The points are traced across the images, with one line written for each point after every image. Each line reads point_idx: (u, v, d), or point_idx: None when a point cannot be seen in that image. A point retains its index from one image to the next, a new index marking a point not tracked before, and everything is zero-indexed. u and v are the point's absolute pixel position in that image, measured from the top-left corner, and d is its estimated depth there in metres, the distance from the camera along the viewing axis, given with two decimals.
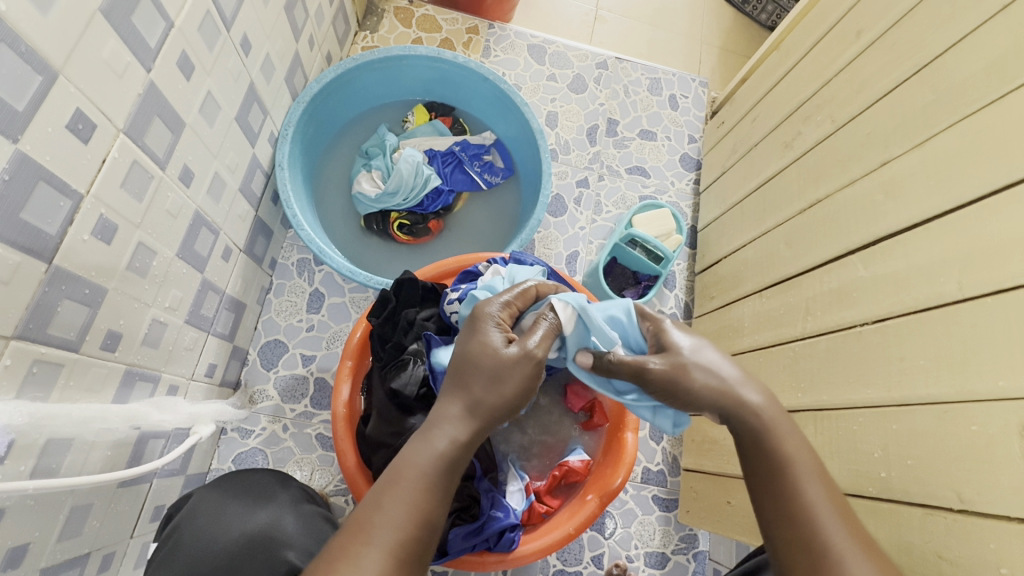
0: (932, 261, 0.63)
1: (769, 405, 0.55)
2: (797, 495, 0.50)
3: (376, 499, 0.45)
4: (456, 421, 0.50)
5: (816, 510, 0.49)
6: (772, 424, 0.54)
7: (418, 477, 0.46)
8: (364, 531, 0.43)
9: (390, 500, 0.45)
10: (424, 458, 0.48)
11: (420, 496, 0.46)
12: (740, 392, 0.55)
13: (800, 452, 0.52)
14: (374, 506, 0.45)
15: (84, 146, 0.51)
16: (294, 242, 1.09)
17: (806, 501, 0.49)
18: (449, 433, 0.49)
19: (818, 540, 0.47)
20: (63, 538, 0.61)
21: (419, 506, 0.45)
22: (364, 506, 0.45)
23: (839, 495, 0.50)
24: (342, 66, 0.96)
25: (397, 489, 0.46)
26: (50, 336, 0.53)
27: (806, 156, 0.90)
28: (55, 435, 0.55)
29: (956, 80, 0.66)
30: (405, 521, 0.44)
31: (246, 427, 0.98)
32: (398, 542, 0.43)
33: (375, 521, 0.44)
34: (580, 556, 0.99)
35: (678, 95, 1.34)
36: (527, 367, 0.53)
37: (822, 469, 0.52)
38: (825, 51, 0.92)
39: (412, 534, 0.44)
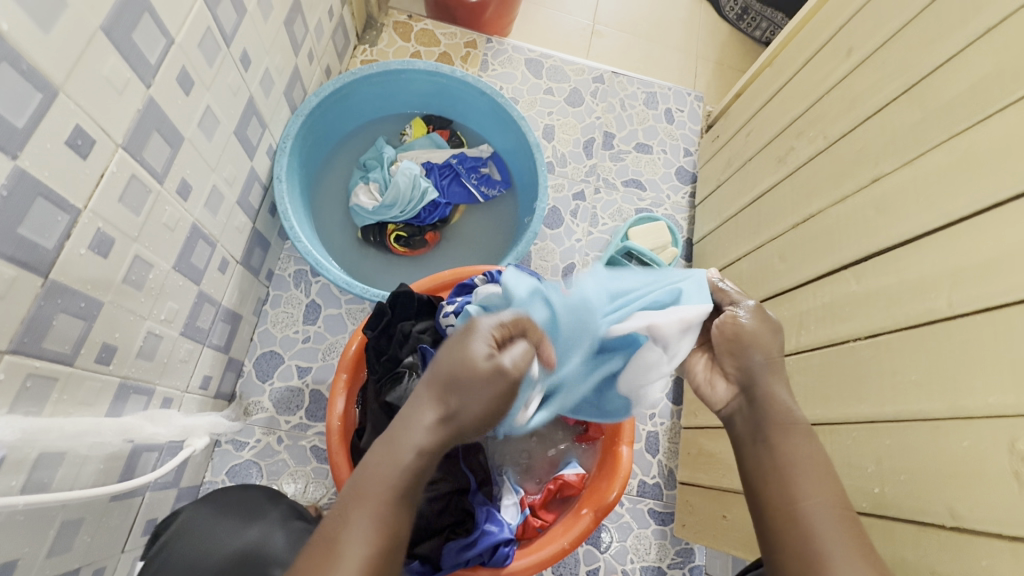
0: (923, 277, 0.64)
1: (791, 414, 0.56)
2: (797, 500, 0.51)
3: (343, 516, 0.47)
4: (427, 430, 0.50)
5: (814, 520, 0.49)
6: (778, 420, 0.56)
7: (381, 491, 0.47)
8: (334, 549, 0.45)
9: (356, 517, 0.46)
10: (387, 471, 0.48)
11: (386, 508, 0.47)
12: (750, 390, 0.58)
13: (807, 463, 0.52)
14: (341, 523, 0.46)
15: (83, 161, 0.51)
16: (291, 253, 1.09)
17: (808, 511, 0.50)
18: (415, 443, 0.49)
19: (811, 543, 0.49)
20: (52, 553, 0.61)
21: (385, 518, 0.47)
22: (333, 520, 0.47)
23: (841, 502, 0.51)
24: (341, 80, 0.97)
25: (363, 503, 0.47)
26: (45, 350, 0.53)
27: (799, 171, 0.91)
28: (47, 450, 0.54)
29: (945, 99, 0.67)
30: (373, 535, 0.46)
31: (240, 440, 0.97)
32: (368, 556, 0.45)
33: (343, 538, 0.45)
34: (576, 570, 0.98)
35: (674, 108, 1.35)
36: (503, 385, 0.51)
37: (825, 472, 0.52)
38: (817, 68, 0.93)
39: (381, 546, 0.46)
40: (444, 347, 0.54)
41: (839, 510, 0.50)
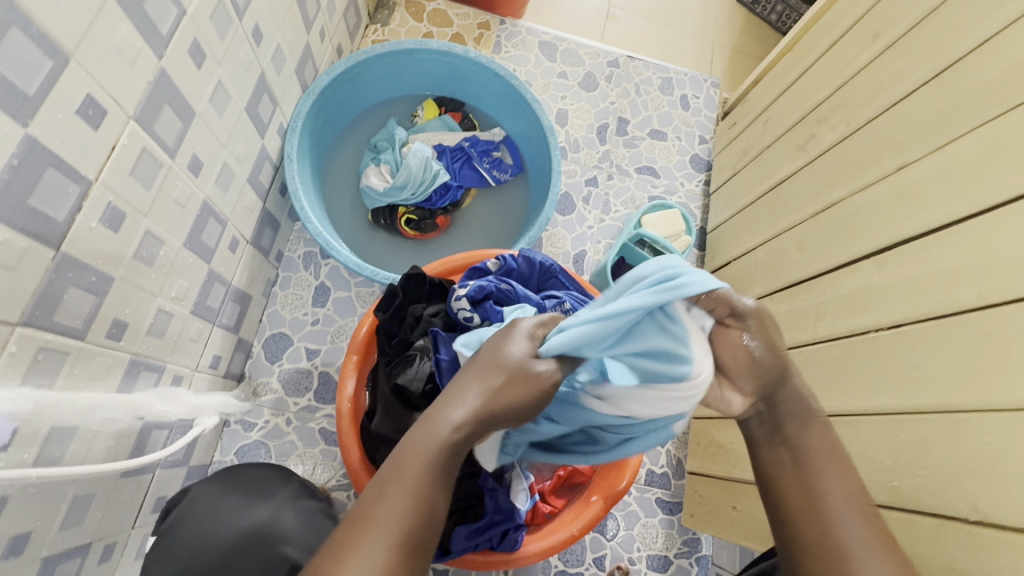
0: (949, 267, 0.62)
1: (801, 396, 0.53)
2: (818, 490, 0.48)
3: (378, 493, 0.44)
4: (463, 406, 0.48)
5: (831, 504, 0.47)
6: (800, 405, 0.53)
7: (420, 471, 0.45)
8: (367, 524, 0.42)
9: (390, 495, 0.44)
10: (428, 449, 0.45)
11: (421, 488, 0.44)
12: (778, 384, 0.54)
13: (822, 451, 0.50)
14: (375, 499, 0.44)
15: (94, 132, 0.51)
16: (301, 235, 1.08)
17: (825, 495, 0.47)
18: (453, 421, 0.46)
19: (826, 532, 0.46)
20: (64, 527, 0.61)
21: (420, 499, 0.44)
22: (366, 500, 0.44)
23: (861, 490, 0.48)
24: (353, 59, 0.96)
25: (398, 482, 0.44)
26: (57, 323, 0.52)
27: (820, 158, 0.89)
28: (59, 424, 0.54)
29: (977, 84, 0.65)
30: (406, 512, 0.43)
31: (249, 420, 0.97)
32: (399, 534, 0.42)
33: (378, 513, 0.43)
34: (582, 557, 0.98)
35: (690, 95, 1.32)
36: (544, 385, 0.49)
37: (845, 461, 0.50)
38: (840, 53, 0.91)
39: (416, 525, 0.43)
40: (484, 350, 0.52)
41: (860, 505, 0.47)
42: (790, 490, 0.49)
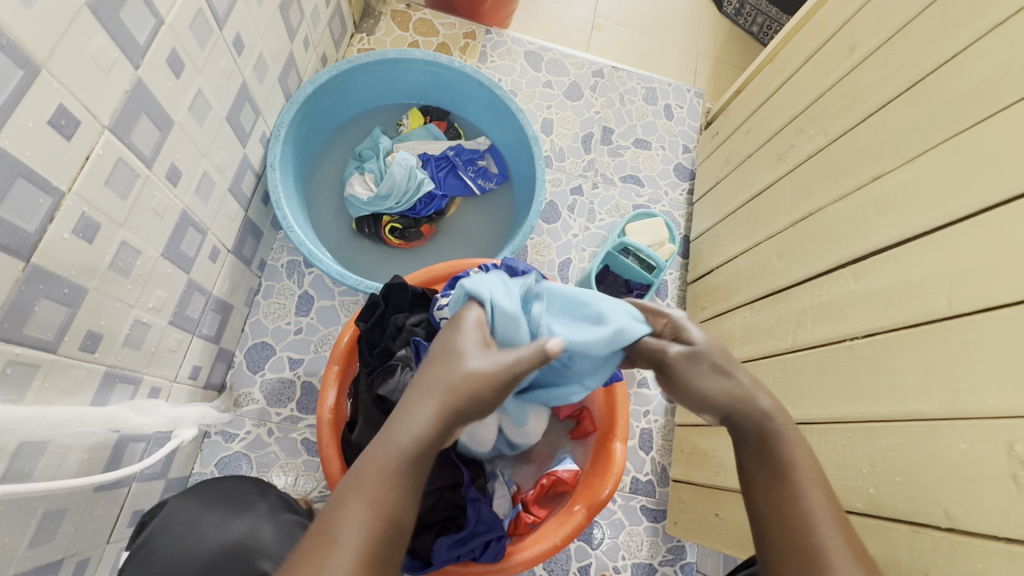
0: (923, 277, 0.63)
1: (776, 408, 0.56)
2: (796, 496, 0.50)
3: (342, 497, 0.45)
4: (424, 417, 0.49)
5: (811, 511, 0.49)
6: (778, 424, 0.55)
7: (384, 474, 0.46)
8: (329, 529, 0.43)
9: (357, 501, 0.44)
10: (389, 453, 0.47)
11: (390, 496, 0.45)
12: (755, 398, 0.56)
13: (803, 457, 0.53)
14: (339, 504, 0.44)
15: (67, 142, 0.50)
16: (284, 243, 1.08)
17: (808, 503, 0.50)
18: (411, 425, 0.48)
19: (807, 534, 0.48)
20: (34, 544, 0.60)
21: (387, 510, 0.45)
22: (330, 509, 0.44)
23: (837, 505, 0.50)
24: (337, 68, 0.96)
25: (366, 488, 0.45)
26: (27, 336, 0.51)
27: (798, 169, 0.90)
28: (28, 439, 0.53)
29: (948, 97, 0.66)
30: (372, 516, 0.44)
31: (230, 431, 0.96)
32: (365, 535, 0.43)
33: (342, 519, 0.43)
34: (567, 566, 0.98)
35: (674, 104, 1.34)
36: (490, 378, 0.52)
37: (823, 479, 0.52)
38: (819, 65, 0.92)
39: (381, 536, 0.44)
40: (435, 346, 0.57)
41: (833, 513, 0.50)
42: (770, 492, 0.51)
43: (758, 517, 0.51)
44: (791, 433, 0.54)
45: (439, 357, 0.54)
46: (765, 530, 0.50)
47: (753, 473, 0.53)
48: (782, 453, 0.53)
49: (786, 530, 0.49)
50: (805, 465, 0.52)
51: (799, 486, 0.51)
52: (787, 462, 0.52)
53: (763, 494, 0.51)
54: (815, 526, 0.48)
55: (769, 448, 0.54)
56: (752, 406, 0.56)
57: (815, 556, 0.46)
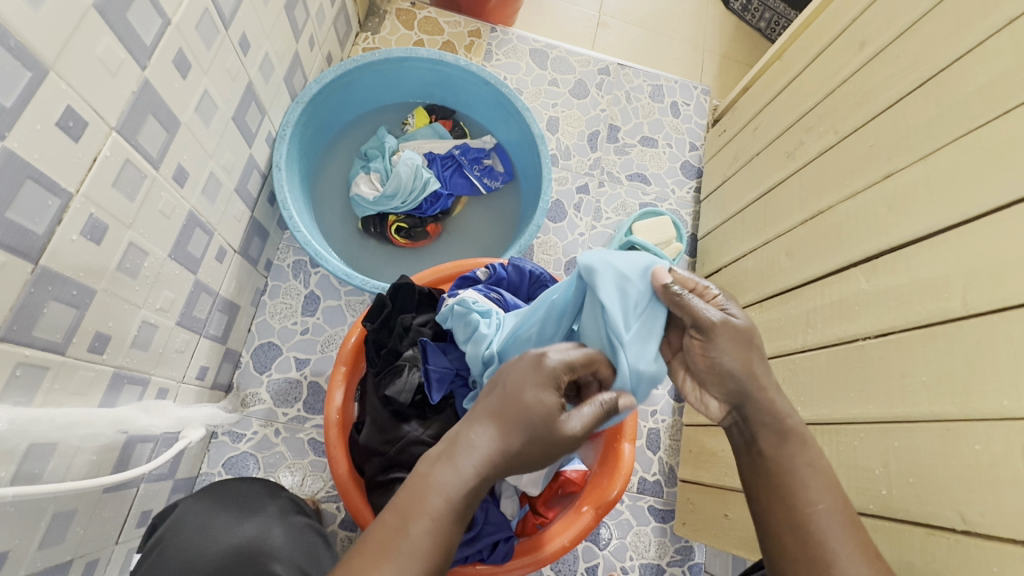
0: (936, 275, 0.62)
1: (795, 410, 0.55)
2: (807, 501, 0.50)
3: (400, 525, 0.43)
4: (488, 454, 0.46)
5: (822, 515, 0.50)
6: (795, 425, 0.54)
7: (441, 504, 0.44)
8: (385, 559, 0.42)
9: (414, 527, 0.43)
10: (450, 490, 0.44)
11: (443, 525, 0.44)
12: (777, 397, 0.55)
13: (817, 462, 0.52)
14: (396, 533, 0.43)
15: (75, 144, 0.50)
16: (291, 243, 1.08)
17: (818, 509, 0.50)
18: (475, 461, 0.45)
19: (820, 542, 0.48)
20: (44, 545, 0.60)
21: (439, 538, 0.44)
22: (386, 528, 0.44)
23: (848, 506, 0.51)
24: (342, 67, 0.95)
25: (420, 515, 0.43)
26: (36, 338, 0.51)
27: (808, 166, 0.89)
28: (38, 440, 0.53)
29: (962, 93, 0.65)
30: (429, 552, 0.43)
31: (237, 431, 0.96)
32: (420, 572, 0.42)
33: (398, 550, 0.42)
34: (575, 566, 0.97)
35: (680, 102, 1.33)
36: (568, 444, 0.48)
37: (833, 478, 0.52)
38: (829, 61, 0.91)
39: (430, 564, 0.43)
40: (508, 376, 0.50)
41: (846, 515, 0.50)
42: (779, 496, 0.51)
43: (769, 514, 0.51)
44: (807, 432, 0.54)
45: (517, 399, 0.47)
46: (773, 532, 0.51)
47: (764, 470, 0.53)
48: (800, 454, 0.53)
49: (800, 530, 0.49)
50: (819, 465, 0.52)
51: (810, 489, 0.51)
52: (803, 462, 0.52)
53: (777, 493, 0.51)
54: (828, 529, 0.49)
55: (787, 448, 0.53)
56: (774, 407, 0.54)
57: (827, 560, 0.47)
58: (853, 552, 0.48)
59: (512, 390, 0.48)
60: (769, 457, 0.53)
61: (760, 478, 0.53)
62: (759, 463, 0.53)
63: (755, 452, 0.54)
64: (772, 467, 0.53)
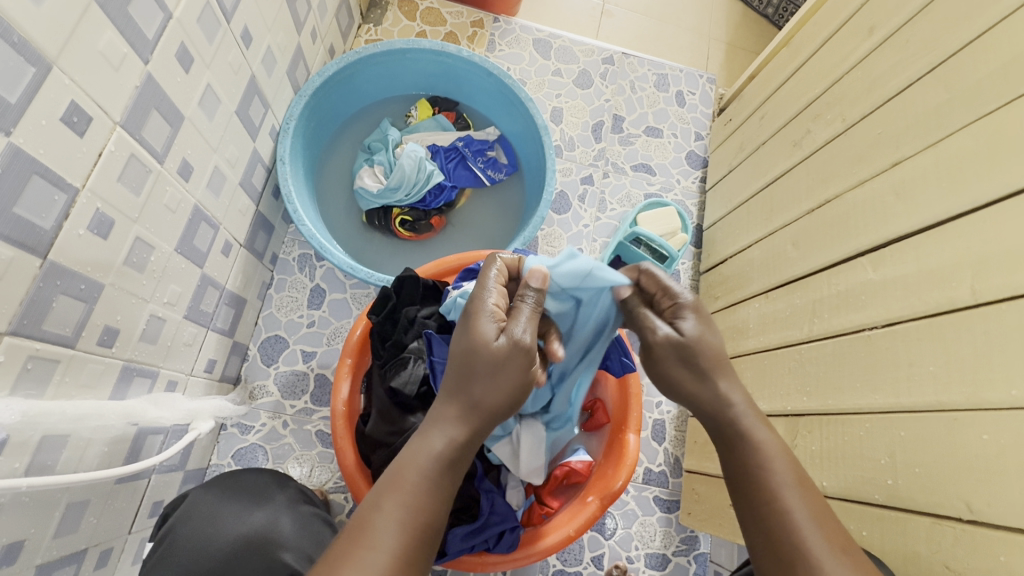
0: (945, 265, 0.61)
1: (748, 408, 0.55)
2: (775, 498, 0.50)
3: (377, 500, 0.45)
4: (454, 421, 0.50)
5: (791, 512, 0.49)
6: (750, 429, 0.54)
7: (415, 473, 0.46)
8: (365, 535, 0.42)
9: (390, 499, 0.45)
10: (422, 459, 0.47)
11: (419, 495, 0.45)
12: (729, 402, 0.55)
13: (778, 458, 0.52)
14: (374, 507, 0.44)
15: (80, 139, 0.50)
16: (296, 237, 1.08)
17: (786, 506, 0.49)
18: (445, 430, 0.49)
19: (792, 540, 0.47)
20: (59, 534, 0.61)
21: (418, 509, 0.45)
22: (364, 507, 0.45)
23: (821, 502, 0.50)
24: (344, 59, 0.95)
25: (395, 487, 0.45)
26: (46, 332, 0.52)
27: (815, 155, 0.88)
28: (50, 433, 0.54)
29: (973, 79, 0.64)
30: (410, 521, 0.44)
31: (246, 423, 0.97)
32: (403, 542, 0.43)
33: (376, 521, 0.43)
34: (580, 556, 0.98)
35: (685, 91, 1.32)
36: (519, 359, 0.52)
37: (804, 480, 0.51)
38: (836, 47, 0.90)
39: (413, 535, 0.43)
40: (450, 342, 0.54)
41: (820, 512, 0.49)
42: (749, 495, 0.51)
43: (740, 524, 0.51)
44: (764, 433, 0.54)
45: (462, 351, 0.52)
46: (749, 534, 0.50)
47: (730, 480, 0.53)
48: (753, 455, 0.52)
49: (766, 532, 0.49)
50: (781, 466, 0.52)
51: (776, 485, 0.50)
52: (761, 462, 0.52)
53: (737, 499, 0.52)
54: (795, 528, 0.48)
55: (740, 451, 0.53)
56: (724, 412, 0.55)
57: (795, 561, 0.46)
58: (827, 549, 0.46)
59: (459, 352, 0.52)
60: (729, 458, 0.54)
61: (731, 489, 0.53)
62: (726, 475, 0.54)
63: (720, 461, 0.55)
64: (733, 476, 0.53)
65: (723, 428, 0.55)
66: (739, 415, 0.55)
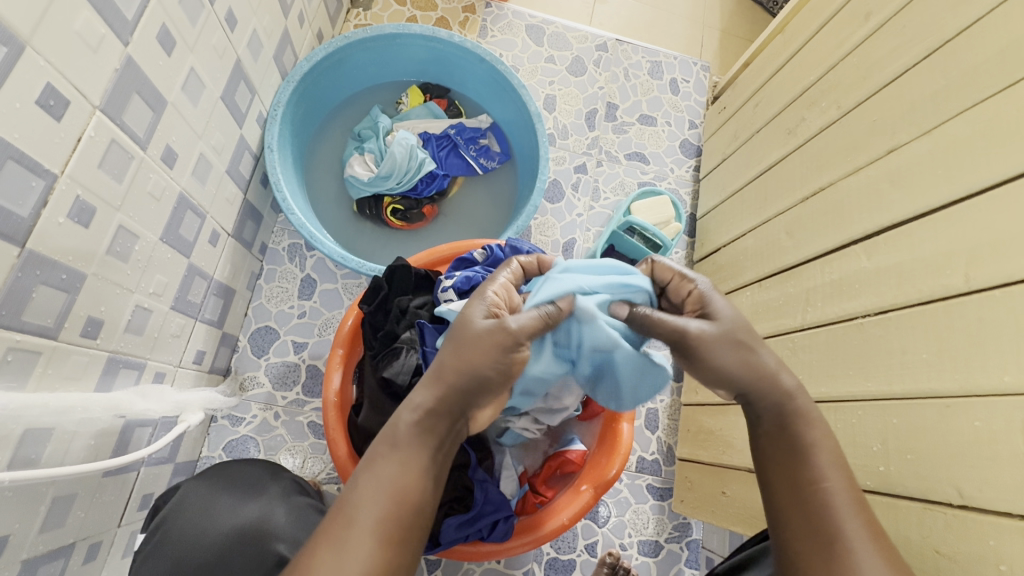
0: (938, 251, 0.61)
1: (799, 388, 0.54)
2: (819, 478, 0.50)
3: (352, 483, 0.45)
4: (423, 391, 0.49)
5: (834, 493, 0.49)
6: (803, 407, 0.53)
7: (389, 453, 0.46)
8: (343, 514, 0.43)
9: (365, 481, 0.45)
10: (394, 437, 0.47)
11: (395, 470, 0.45)
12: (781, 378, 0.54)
13: (824, 440, 0.52)
14: (350, 490, 0.45)
15: (57, 123, 0.49)
16: (285, 226, 1.06)
17: (829, 486, 0.49)
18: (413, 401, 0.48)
19: (830, 521, 0.47)
20: (45, 528, 0.60)
21: (394, 485, 0.45)
22: (345, 489, 0.45)
23: (855, 485, 0.50)
24: (333, 44, 0.93)
25: (371, 467, 0.46)
26: (27, 323, 0.51)
27: (810, 143, 0.88)
28: (33, 426, 0.53)
29: (970, 64, 0.63)
30: (384, 497, 0.44)
31: (237, 415, 0.96)
32: (381, 517, 0.43)
33: (353, 502, 0.44)
34: (574, 544, 0.98)
35: (679, 79, 1.31)
36: (498, 335, 0.50)
37: (844, 464, 0.51)
38: (832, 33, 0.89)
39: (391, 510, 0.44)
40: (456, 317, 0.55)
41: (856, 496, 0.49)
42: (793, 473, 0.50)
43: (774, 496, 0.51)
44: (813, 416, 0.53)
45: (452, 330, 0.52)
46: (781, 506, 0.50)
47: (773, 452, 0.52)
48: (802, 434, 0.52)
49: (805, 508, 0.49)
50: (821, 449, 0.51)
51: (820, 466, 0.50)
52: (808, 443, 0.51)
53: (782, 470, 0.51)
54: (837, 508, 0.48)
55: (790, 426, 0.52)
56: (776, 390, 0.53)
57: (834, 539, 0.46)
58: (866, 535, 0.46)
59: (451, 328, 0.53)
60: (778, 440, 0.52)
61: (767, 467, 0.52)
62: (767, 449, 0.53)
63: (758, 440, 0.54)
64: (778, 451, 0.52)
65: (783, 408, 0.53)
66: (790, 393, 0.54)
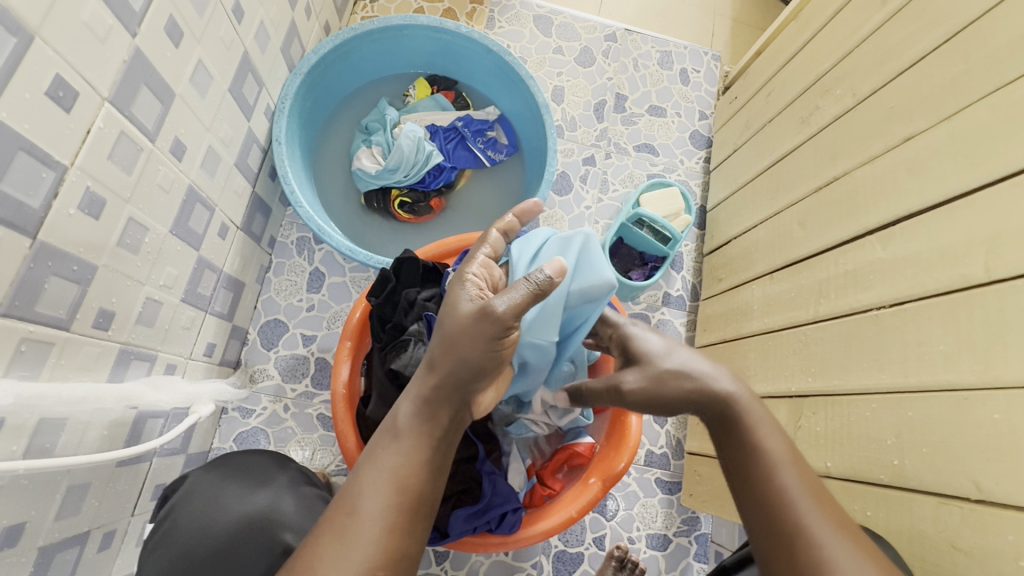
0: (956, 241, 0.60)
1: (742, 390, 0.56)
2: (773, 475, 0.49)
3: (356, 477, 0.45)
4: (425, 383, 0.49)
5: (790, 487, 0.48)
6: (745, 407, 0.55)
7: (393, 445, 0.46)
8: (348, 506, 0.43)
9: (369, 473, 0.45)
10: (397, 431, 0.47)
11: (399, 462, 0.45)
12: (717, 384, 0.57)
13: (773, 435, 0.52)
14: (355, 482, 0.45)
15: (67, 115, 0.49)
16: (294, 220, 1.07)
17: (784, 481, 0.48)
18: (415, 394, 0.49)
19: (790, 516, 0.46)
20: (61, 516, 0.61)
21: (399, 476, 0.45)
22: (348, 482, 0.45)
23: (815, 478, 0.49)
24: (341, 36, 0.93)
25: (376, 460, 0.46)
26: (39, 313, 0.51)
27: (823, 132, 0.87)
28: (48, 415, 0.54)
29: (990, 48, 0.62)
30: (387, 487, 0.44)
31: (247, 407, 0.97)
32: (384, 507, 0.43)
33: (357, 494, 0.44)
34: (582, 537, 0.98)
35: (689, 68, 1.29)
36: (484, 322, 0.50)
37: (801, 457, 0.51)
38: (846, 20, 0.88)
39: (395, 501, 0.44)
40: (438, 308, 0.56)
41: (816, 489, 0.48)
42: (751, 472, 0.50)
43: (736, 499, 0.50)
44: (758, 415, 0.54)
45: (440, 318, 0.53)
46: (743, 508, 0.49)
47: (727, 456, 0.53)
48: (747, 431, 0.52)
49: (763, 505, 0.48)
50: (775, 443, 0.51)
51: (775, 461, 0.50)
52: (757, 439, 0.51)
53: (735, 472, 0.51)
54: (795, 503, 0.46)
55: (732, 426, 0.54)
56: (712, 393, 0.57)
57: (797, 534, 0.45)
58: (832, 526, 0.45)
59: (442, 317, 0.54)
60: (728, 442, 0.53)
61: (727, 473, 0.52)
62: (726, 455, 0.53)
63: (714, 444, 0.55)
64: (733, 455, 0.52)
65: (720, 411, 0.55)
66: (731, 395, 0.56)
